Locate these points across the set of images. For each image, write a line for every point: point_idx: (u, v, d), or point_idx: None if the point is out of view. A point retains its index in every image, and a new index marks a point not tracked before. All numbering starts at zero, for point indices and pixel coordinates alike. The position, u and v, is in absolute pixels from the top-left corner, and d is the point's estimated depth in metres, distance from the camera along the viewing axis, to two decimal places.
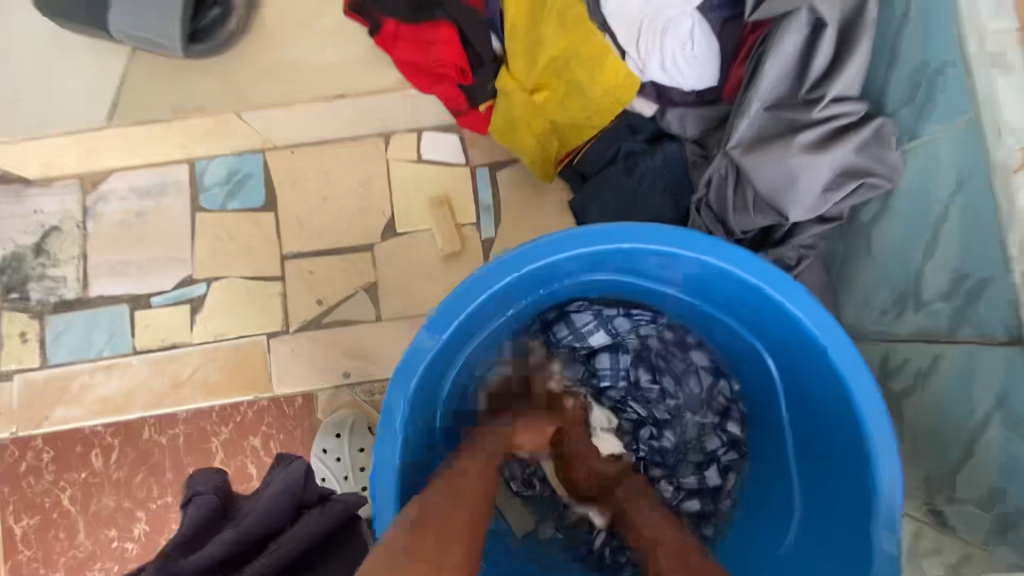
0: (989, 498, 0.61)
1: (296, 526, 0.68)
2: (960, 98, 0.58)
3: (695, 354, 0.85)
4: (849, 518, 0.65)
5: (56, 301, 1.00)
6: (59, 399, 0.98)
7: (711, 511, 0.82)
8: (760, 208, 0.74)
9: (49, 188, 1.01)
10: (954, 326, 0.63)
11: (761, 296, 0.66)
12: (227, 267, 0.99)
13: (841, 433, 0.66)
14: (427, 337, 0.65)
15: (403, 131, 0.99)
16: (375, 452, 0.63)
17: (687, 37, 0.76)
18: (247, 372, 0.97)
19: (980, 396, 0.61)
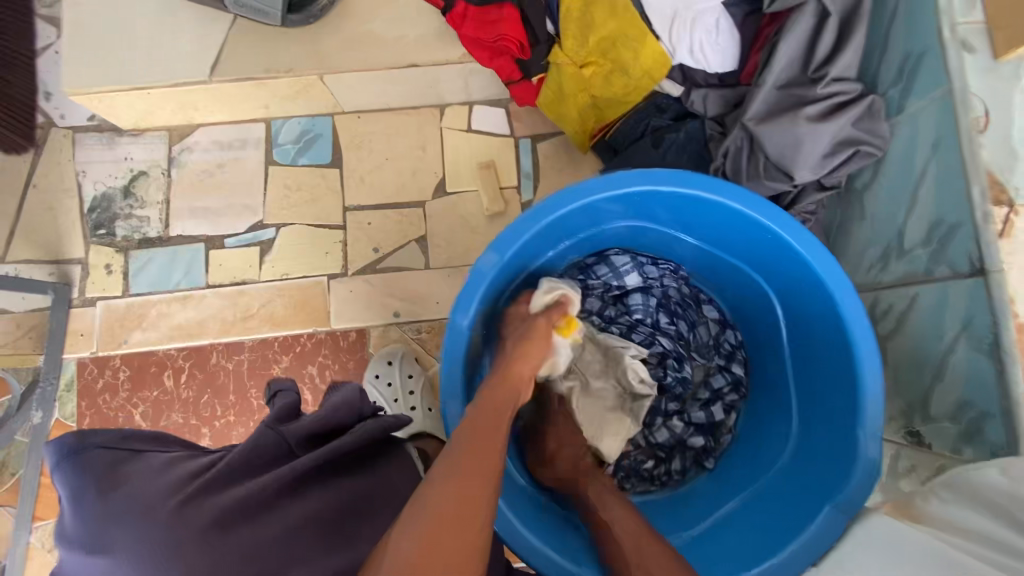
0: (958, 410, 0.72)
1: (356, 428, 0.71)
2: (937, 76, 0.72)
3: (707, 307, 0.97)
4: (840, 432, 0.76)
5: (140, 238, 1.12)
6: (138, 325, 1.10)
7: (712, 446, 0.92)
8: (770, 173, 0.87)
9: (140, 138, 1.14)
10: (931, 268, 0.75)
11: (769, 237, 0.78)
12: (294, 215, 1.12)
13: (833, 359, 0.77)
14: (490, 255, 0.77)
15: (457, 104, 1.13)
16: (445, 346, 0.77)
17: (712, 28, 0.91)
18: (308, 308, 1.09)
19: (949, 324, 0.73)
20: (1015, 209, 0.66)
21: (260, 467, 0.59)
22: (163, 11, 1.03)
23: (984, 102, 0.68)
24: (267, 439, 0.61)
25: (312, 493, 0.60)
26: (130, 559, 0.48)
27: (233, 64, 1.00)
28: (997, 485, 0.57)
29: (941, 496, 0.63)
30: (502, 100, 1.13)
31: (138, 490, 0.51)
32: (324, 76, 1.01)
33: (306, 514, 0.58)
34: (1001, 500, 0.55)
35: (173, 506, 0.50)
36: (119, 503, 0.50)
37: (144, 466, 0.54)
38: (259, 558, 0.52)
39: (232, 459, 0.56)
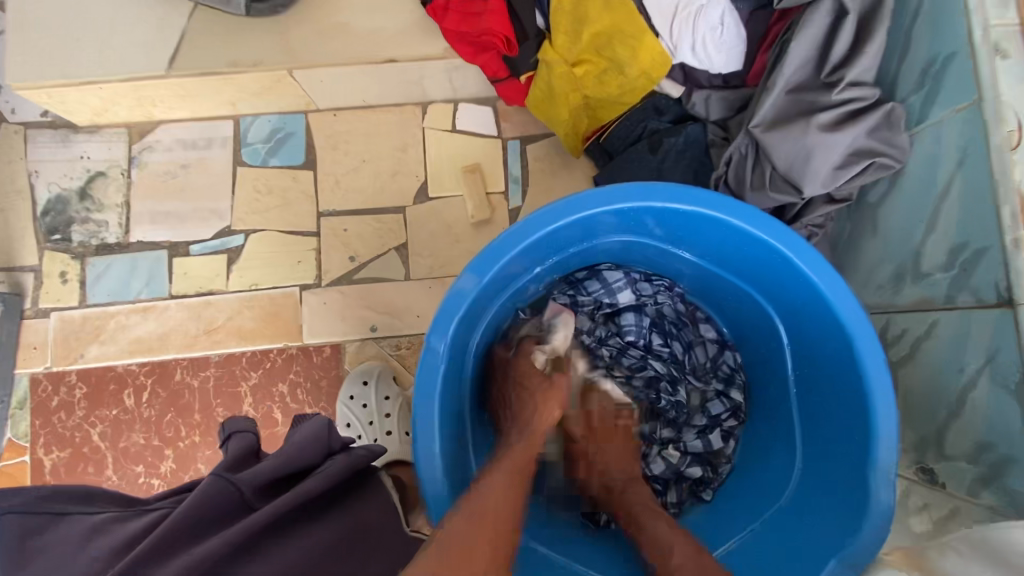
0: (977, 451, 0.66)
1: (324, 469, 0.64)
2: (965, 84, 0.65)
3: (703, 327, 0.91)
4: (849, 470, 0.70)
5: (97, 244, 1.04)
6: (96, 338, 1.02)
7: (710, 478, 0.87)
8: (776, 185, 0.80)
9: (97, 134, 1.05)
10: (951, 295, 0.69)
11: (775, 258, 0.71)
12: (264, 221, 1.04)
13: (842, 392, 0.71)
14: (469, 277, 0.70)
15: (440, 102, 1.05)
16: (417, 379, 0.69)
17: (716, 24, 0.83)
18: (279, 321, 1.02)
19: (970, 357, 0.67)
20: None
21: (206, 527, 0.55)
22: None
23: (1019, 114, 0.61)
24: (212, 495, 0.55)
25: (266, 553, 0.55)
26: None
27: (194, 57, 0.92)
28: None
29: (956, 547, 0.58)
30: (489, 98, 1.05)
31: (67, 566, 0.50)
32: (293, 71, 0.93)
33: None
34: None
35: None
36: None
37: (73, 534, 0.52)
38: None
39: (171, 524, 0.52)
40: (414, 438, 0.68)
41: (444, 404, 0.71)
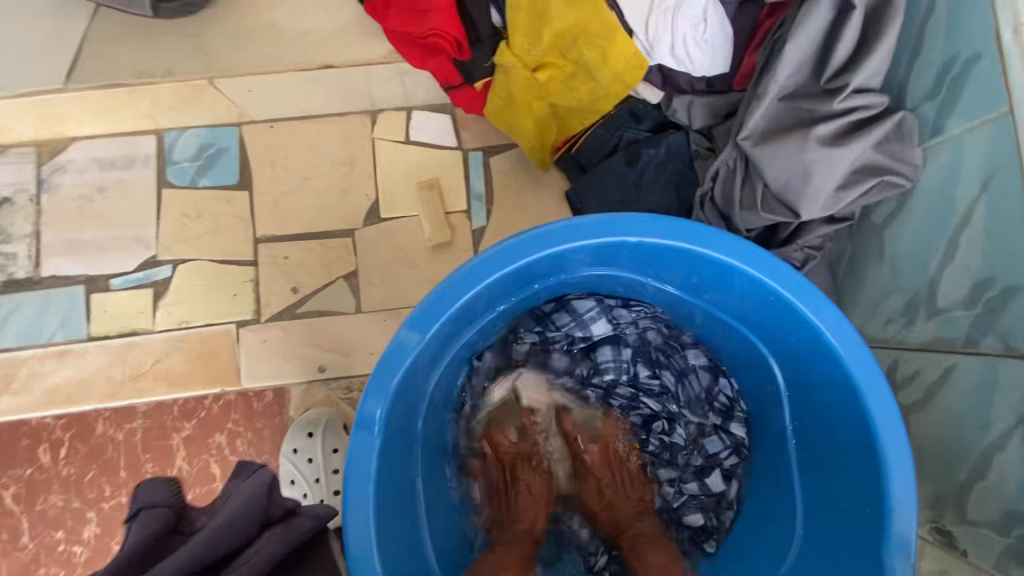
0: (1007, 523, 0.57)
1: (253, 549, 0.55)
2: (992, 92, 0.55)
3: (692, 353, 0.79)
4: (859, 539, 0.60)
5: (4, 280, 0.91)
6: (4, 387, 0.90)
7: (713, 528, 0.76)
8: (769, 206, 0.70)
9: (2, 155, 0.92)
10: (975, 338, 0.59)
11: (773, 297, 0.61)
12: (195, 249, 0.92)
13: (852, 445, 0.62)
14: (410, 331, 0.59)
15: (391, 110, 0.93)
16: (348, 455, 0.58)
17: (699, 18, 0.70)
18: (214, 363, 0.90)
19: (999, 413, 0.57)
20: None
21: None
22: None
23: None
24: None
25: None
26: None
27: None
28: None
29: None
30: (446, 104, 0.93)
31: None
32: None
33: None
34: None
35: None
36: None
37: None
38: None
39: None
40: (341, 525, 0.57)
41: (387, 475, 0.60)
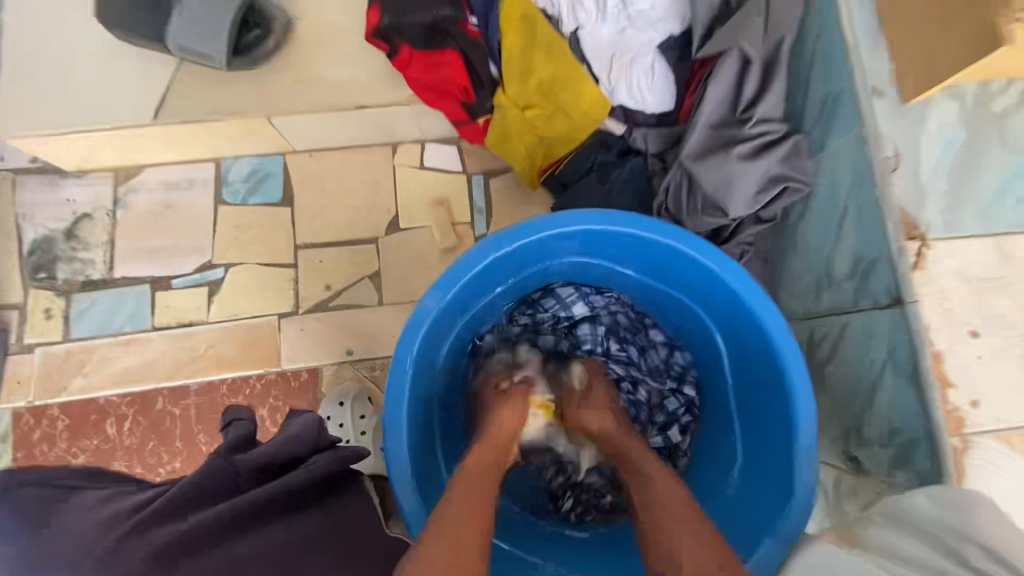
0: (888, 434, 0.75)
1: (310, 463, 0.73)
2: (850, 119, 0.77)
3: (653, 332, 0.99)
4: (779, 459, 0.77)
5: (82, 281, 1.09)
6: (79, 370, 1.06)
7: (672, 473, 0.93)
8: (707, 210, 0.91)
9: (85, 178, 1.12)
10: (857, 299, 0.79)
11: (704, 272, 0.81)
12: (244, 254, 1.10)
13: (770, 384, 0.79)
14: (433, 297, 0.78)
15: (408, 142, 1.14)
16: (388, 390, 0.76)
17: (649, 69, 0.95)
18: (258, 348, 1.07)
19: (875, 354, 0.76)
20: (925, 243, 0.70)
21: (201, 501, 0.62)
22: (105, 53, 1.02)
23: (894, 143, 0.73)
24: (207, 475, 0.64)
25: (255, 534, 0.62)
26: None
27: (178, 106, 1.00)
28: (926, 510, 0.63)
29: (875, 521, 0.66)
30: (454, 137, 1.14)
31: (70, 529, 0.54)
32: (272, 117, 1.01)
33: (246, 553, 0.60)
34: (934, 528, 0.60)
35: (110, 542, 0.54)
36: (51, 545, 0.53)
37: (76, 509, 0.57)
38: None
39: (167, 497, 0.60)
40: (381, 440, 0.75)
41: (412, 411, 0.78)
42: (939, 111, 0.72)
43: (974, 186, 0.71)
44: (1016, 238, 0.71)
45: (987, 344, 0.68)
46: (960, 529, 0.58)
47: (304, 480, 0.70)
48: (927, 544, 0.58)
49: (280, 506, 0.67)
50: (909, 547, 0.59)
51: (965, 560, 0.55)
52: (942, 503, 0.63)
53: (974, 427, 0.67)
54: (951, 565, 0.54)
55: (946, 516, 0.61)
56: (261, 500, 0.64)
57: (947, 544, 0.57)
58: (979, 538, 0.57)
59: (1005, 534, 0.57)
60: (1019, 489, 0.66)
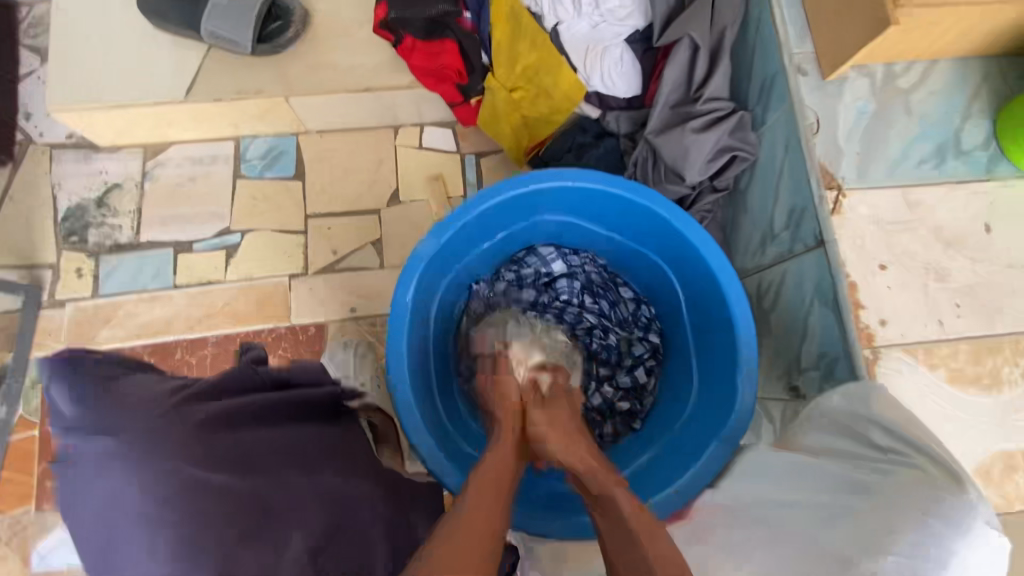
0: (818, 358, 0.87)
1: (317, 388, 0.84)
2: (782, 94, 0.93)
3: (623, 289, 1.12)
4: (726, 381, 0.90)
5: (111, 244, 1.21)
6: (105, 323, 1.17)
7: (637, 409, 1.06)
8: (669, 178, 1.05)
9: (116, 153, 1.24)
10: (793, 246, 0.92)
11: (662, 223, 0.95)
12: (259, 222, 1.23)
13: (719, 318, 0.93)
14: (431, 239, 0.90)
15: (409, 125, 1.28)
16: (391, 318, 0.88)
17: (618, 59, 1.10)
18: (270, 305, 1.19)
19: (806, 291, 0.89)
20: (841, 192, 0.85)
21: (229, 393, 0.67)
22: (143, 41, 1.16)
23: (815, 111, 0.88)
24: (233, 375, 0.70)
25: (275, 429, 0.69)
26: (132, 441, 0.51)
27: (207, 87, 1.14)
28: (838, 407, 0.70)
29: (803, 427, 0.75)
30: (449, 121, 1.29)
31: (130, 392, 0.56)
32: (289, 98, 1.15)
33: (273, 441, 0.67)
34: (844, 419, 0.68)
35: (173, 403, 0.57)
36: (116, 402, 0.54)
37: (128, 381, 0.58)
38: (239, 461, 0.60)
39: (206, 383, 0.64)
40: (386, 362, 0.87)
41: (410, 339, 0.90)
42: (853, 88, 0.89)
43: (882, 148, 0.87)
44: (918, 189, 0.85)
45: (895, 275, 0.82)
46: (864, 414, 0.66)
47: (309, 398, 0.79)
48: (840, 434, 0.67)
49: (290, 414, 0.74)
50: (824, 441, 0.68)
51: (867, 441, 0.63)
52: (851, 398, 0.70)
53: (883, 341, 0.79)
54: (855, 446, 0.64)
55: (852, 407, 0.68)
56: (280, 403, 0.72)
57: (848, 427, 0.67)
58: (874, 417, 0.64)
59: (898, 411, 0.64)
60: (923, 394, 0.78)
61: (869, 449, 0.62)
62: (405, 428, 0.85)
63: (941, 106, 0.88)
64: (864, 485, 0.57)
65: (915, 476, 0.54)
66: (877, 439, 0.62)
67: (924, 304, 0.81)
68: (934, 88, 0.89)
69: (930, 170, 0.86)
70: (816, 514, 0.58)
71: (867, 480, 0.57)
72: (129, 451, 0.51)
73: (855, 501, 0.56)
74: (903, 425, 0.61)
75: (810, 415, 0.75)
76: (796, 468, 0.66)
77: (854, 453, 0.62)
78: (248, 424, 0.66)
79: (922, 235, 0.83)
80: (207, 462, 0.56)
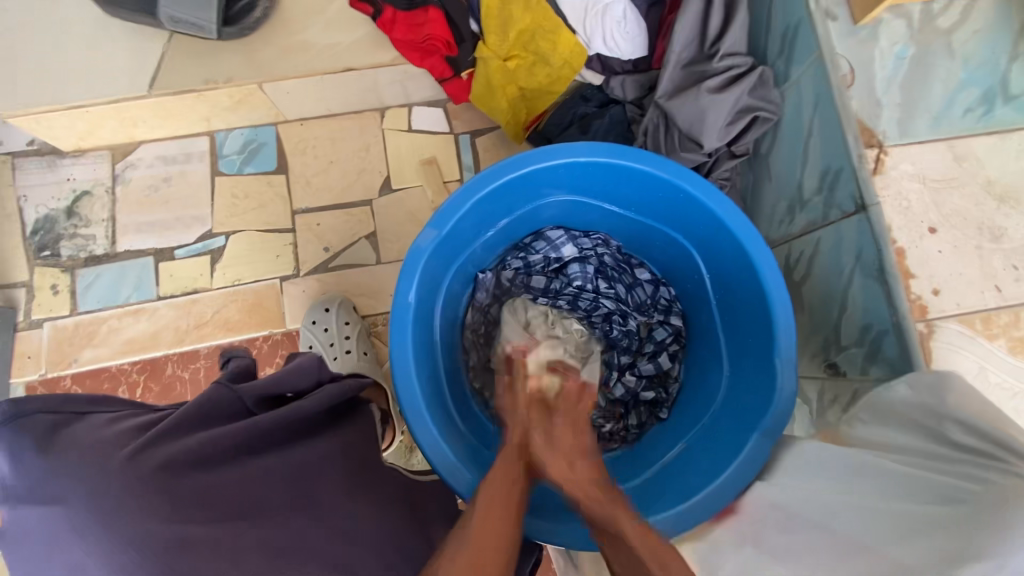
0: (861, 333, 0.79)
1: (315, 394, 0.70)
2: (808, 45, 0.84)
3: (639, 271, 1.04)
4: (762, 366, 0.83)
5: (86, 256, 1.12)
6: (88, 342, 1.09)
7: (664, 398, 1.00)
8: (684, 146, 0.97)
9: (82, 158, 1.15)
10: (826, 213, 0.84)
11: (683, 196, 0.86)
12: (243, 222, 1.14)
13: (750, 298, 0.85)
14: (430, 230, 0.82)
15: (396, 106, 1.19)
16: (394, 318, 0.80)
17: (621, 17, 1.01)
18: (262, 311, 1.11)
19: (844, 259, 0.81)
20: (883, 149, 0.77)
21: (212, 422, 0.58)
22: (98, 31, 1.06)
23: (849, 61, 0.80)
24: (221, 398, 0.60)
25: (270, 455, 0.60)
26: (77, 510, 0.47)
27: (173, 78, 1.04)
28: (906, 400, 0.64)
29: (861, 419, 0.69)
30: (439, 99, 1.19)
31: (80, 443, 0.50)
32: (263, 84, 1.06)
33: (265, 470, 0.59)
34: (916, 414, 0.61)
35: (124, 454, 0.50)
36: (63, 457, 0.49)
37: (86, 427, 0.52)
38: (212, 505, 0.52)
39: (181, 413, 0.55)
40: (391, 369, 0.79)
41: (416, 341, 0.83)
42: (889, 30, 0.80)
43: (924, 97, 0.78)
44: (966, 141, 0.77)
45: (946, 238, 0.74)
46: (937, 409, 0.59)
47: (315, 406, 0.68)
48: (912, 432, 0.61)
49: (294, 433, 0.65)
50: (894, 437, 0.62)
51: (945, 440, 0.56)
52: (920, 389, 0.63)
53: (937, 313, 0.72)
54: (928, 445, 0.57)
55: (924, 401, 0.61)
56: (279, 423, 0.62)
57: (925, 425, 0.59)
58: (953, 413, 0.57)
59: (978, 404, 0.57)
60: (981, 366, 0.71)
61: (945, 447, 0.55)
62: (419, 437, 0.78)
63: (988, 46, 0.79)
64: (957, 494, 0.50)
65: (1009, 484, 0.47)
66: (957, 438, 0.55)
67: (978, 268, 0.73)
68: (978, 26, 0.79)
69: (978, 120, 0.77)
70: (896, 524, 0.52)
71: (962, 489, 0.50)
72: (80, 519, 0.47)
73: (940, 511, 0.50)
74: (990, 423, 0.54)
75: (866, 407, 0.70)
76: (865, 469, 0.60)
77: (930, 454, 0.56)
78: (236, 454, 0.57)
79: (973, 191, 0.75)
80: (169, 517, 0.49)
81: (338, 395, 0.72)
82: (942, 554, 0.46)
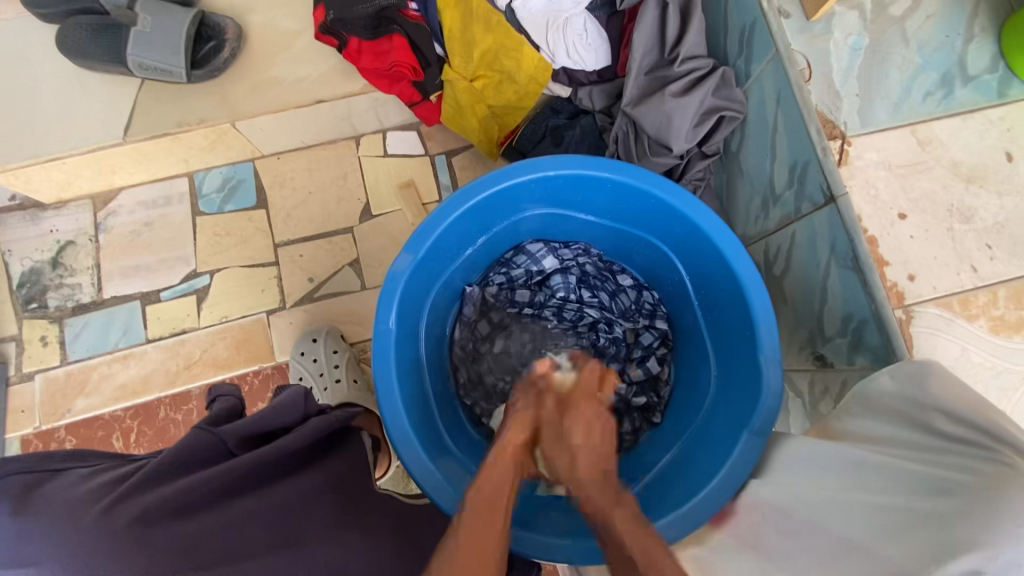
0: (843, 323, 0.79)
1: (303, 427, 0.71)
2: (765, 42, 0.85)
3: (621, 277, 1.05)
4: (748, 364, 0.83)
5: (73, 305, 1.13)
6: (80, 391, 1.09)
7: (655, 402, 1.00)
8: (654, 151, 0.99)
9: (63, 209, 1.16)
10: (798, 208, 0.84)
11: (654, 200, 0.87)
12: (227, 260, 1.15)
13: (730, 296, 0.85)
14: (407, 254, 0.83)
15: (370, 133, 1.20)
16: (376, 345, 0.80)
17: (582, 31, 1.02)
18: (251, 346, 1.11)
19: (819, 251, 0.81)
20: (846, 140, 0.78)
21: (192, 468, 0.59)
22: (70, 84, 1.08)
23: (805, 57, 0.80)
24: (200, 442, 0.60)
25: (255, 495, 0.61)
26: (56, 567, 0.48)
27: (147, 123, 1.06)
28: (890, 391, 0.63)
29: (849, 411, 0.68)
30: (413, 123, 1.20)
31: (56, 500, 0.51)
32: (236, 123, 1.07)
33: (247, 513, 0.59)
34: (899, 405, 0.61)
35: (97, 511, 0.51)
36: (37, 518, 0.49)
37: (62, 483, 0.53)
38: (191, 553, 0.53)
39: (155, 464, 0.56)
40: (377, 399, 0.79)
41: (399, 366, 0.83)
42: (843, 22, 0.81)
43: (883, 86, 0.79)
44: (928, 125, 0.77)
45: (917, 223, 0.74)
46: (920, 399, 0.59)
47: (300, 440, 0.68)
48: (899, 423, 0.60)
49: (279, 470, 0.65)
50: (881, 430, 0.62)
51: (934, 432, 0.56)
52: (902, 379, 0.63)
53: (914, 298, 0.72)
54: (915, 437, 0.57)
55: (903, 391, 0.62)
56: (260, 462, 0.62)
57: (909, 415, 0.60)
58: (934, 402, 0.57)
59: (959, 390, 0.57)
60: (963, 347, 0.71)
61: (934, 439, 0.55)
62: (409, 466, 0.78)
63: (941, 30, 0.79)
64: (951, 486, 0.50)
65: (1001, 475, 0.47)
66: (942, 428, 0.55)
67: (952, 250, 0.73)
68: (930, 11, 0.80)
69: (938, 103, 0.78)
70: (897, 521, 0.52)
71: (954, 481, 0.50)
72: None
73: (935, 505, 0.50)
74: (975, 410, 0.53)
75: (853, 399, 0.69)
76: (853, 466, 0.60)
77: (921, 447, 0.56)
78: (216, 499, 0.58)
79: (940, 174, 0.76)
80: (147, 568, 0.50)
81: (326, 426, 0.72)
82: (945, 552, 0.46)
